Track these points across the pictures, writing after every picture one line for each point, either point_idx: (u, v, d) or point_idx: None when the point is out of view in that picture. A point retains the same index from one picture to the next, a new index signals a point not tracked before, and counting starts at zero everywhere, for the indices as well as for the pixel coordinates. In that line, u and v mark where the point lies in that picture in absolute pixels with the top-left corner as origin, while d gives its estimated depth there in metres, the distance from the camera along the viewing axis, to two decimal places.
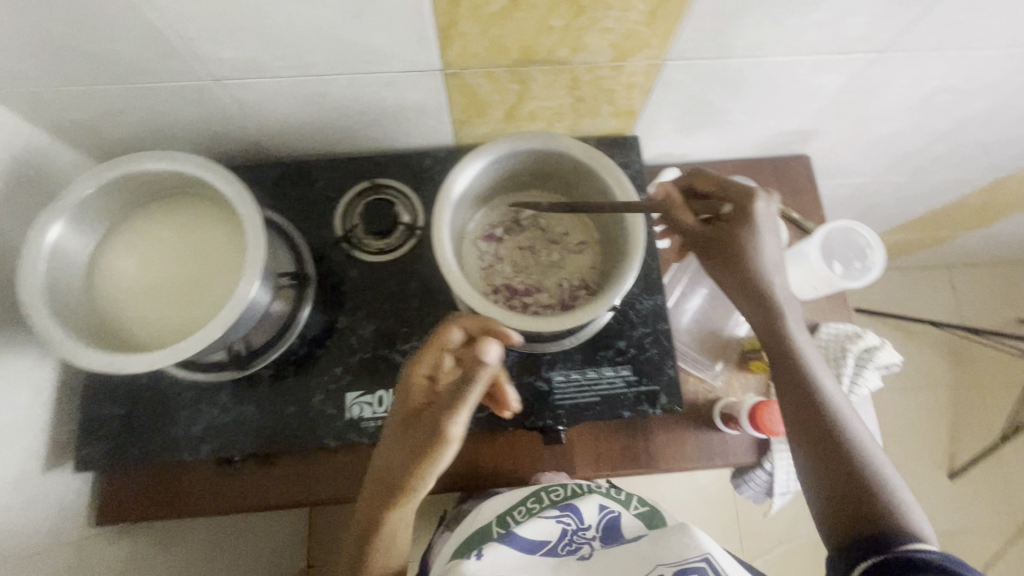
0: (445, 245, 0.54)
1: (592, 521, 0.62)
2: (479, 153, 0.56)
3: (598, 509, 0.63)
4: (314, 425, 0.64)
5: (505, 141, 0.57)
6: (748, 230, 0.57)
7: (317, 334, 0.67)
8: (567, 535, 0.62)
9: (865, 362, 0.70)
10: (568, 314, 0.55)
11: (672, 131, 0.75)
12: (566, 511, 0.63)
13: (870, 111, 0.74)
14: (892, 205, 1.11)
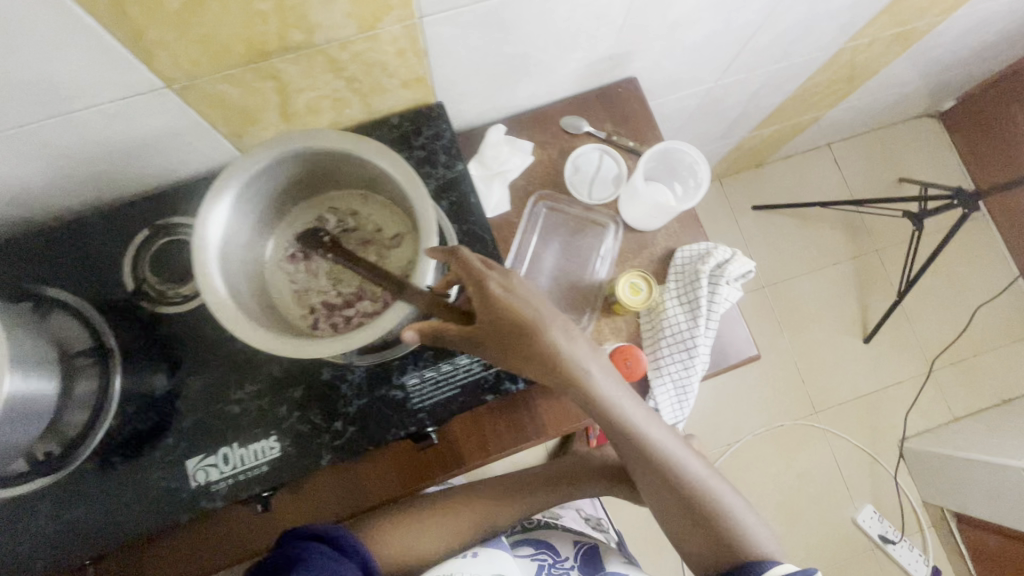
0: (216, 285, 0.48)
1: (569, 555, 0.82)
2: (228, 173, 0.49)
3: (574, 544, 0.84)
4: (160, 505, 0.58)
5: (258, 152, 0.50)
6: (502, 305, 0.50)
7: (138, 407, 0.60)
8: (543, 566, 0.80)
9: (724, 277, 0.69)
10: (372, 322, 0.50)
11: (478, 88, 0.69)
12: (543, 551, 0.83)
13: (673, 20, 0.70)
14: (746, 102, 1.10)
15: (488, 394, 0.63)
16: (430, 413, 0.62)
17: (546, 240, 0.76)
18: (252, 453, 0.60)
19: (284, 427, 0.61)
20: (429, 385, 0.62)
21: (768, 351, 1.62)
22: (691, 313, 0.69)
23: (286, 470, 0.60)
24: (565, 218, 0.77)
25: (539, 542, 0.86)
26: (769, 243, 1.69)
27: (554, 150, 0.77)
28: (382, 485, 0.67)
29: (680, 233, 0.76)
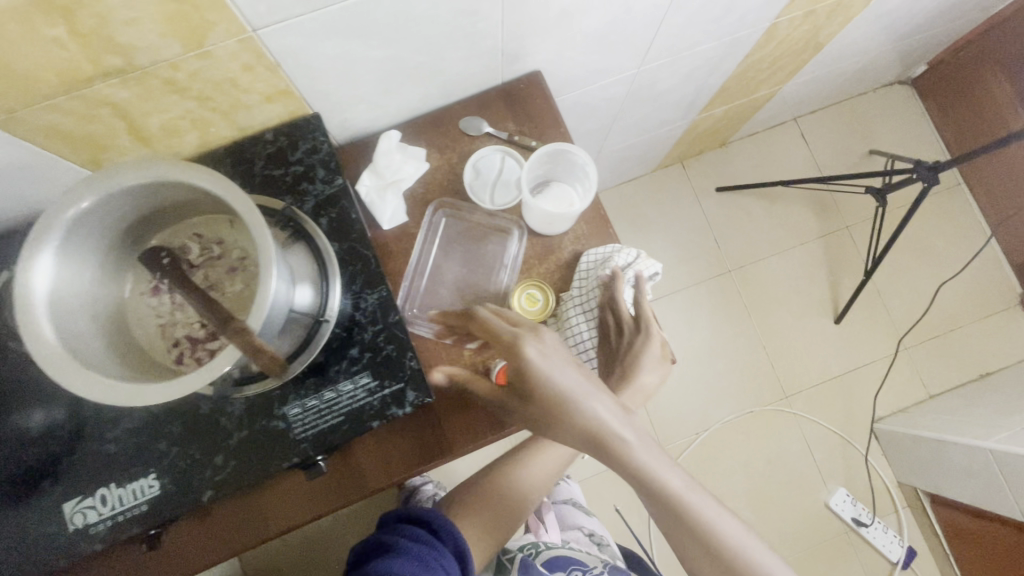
0: (42, 331, 0.45)
1: (597, 565, 0.86)
2: (50, 213, 0.46)
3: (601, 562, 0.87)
4: (37, 550, 0.57)
5: (84, 186, 0.47)
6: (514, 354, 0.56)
7: (12, 451, 0.58)
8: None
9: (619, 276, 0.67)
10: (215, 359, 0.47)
11: (358, 96, 0.66)
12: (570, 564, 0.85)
13: (562, 10, 0.65)
14: (683, 86, 1.05)
15: (375, 420, 0.60)
16: (314, 443, 0.59)
17: (446, 251, 0.73)
18: (130, 494, 0.58)
19: (163, 465, 0.58)
20: (313, 414, 0.60)
21: (736, 336, 1.58)
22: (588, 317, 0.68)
23: (166, 508, 0.58)
24: (468, 226, 0.74)
25: (568, 560, 0.86)
26: (734, 225, 1.64)
27: (453, 154, 0.74)
28: (285, 518, 0.64)
29: (588, 236, 0.72)
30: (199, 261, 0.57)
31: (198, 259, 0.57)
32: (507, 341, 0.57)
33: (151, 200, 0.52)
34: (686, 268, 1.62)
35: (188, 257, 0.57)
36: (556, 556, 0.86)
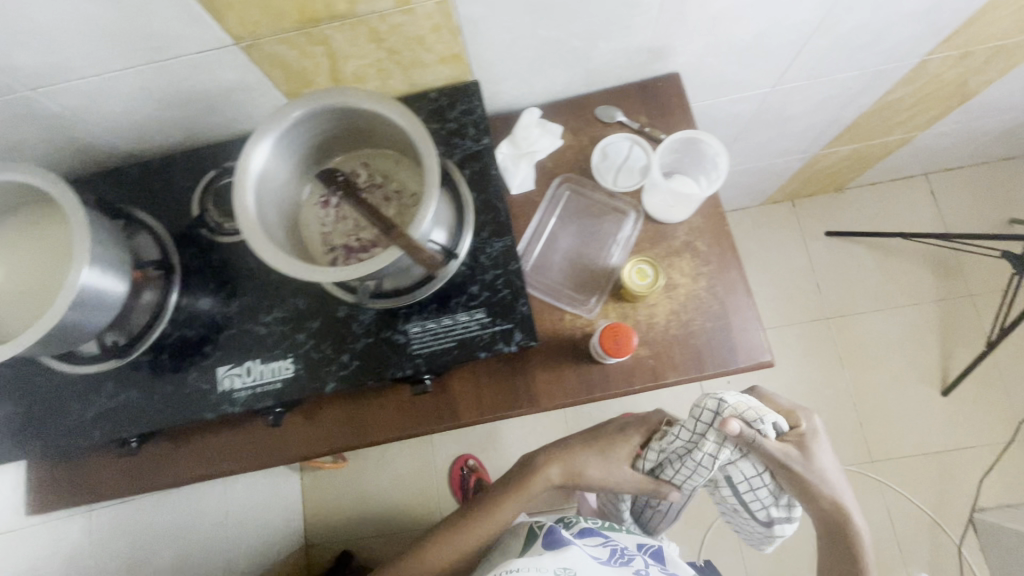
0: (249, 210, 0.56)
1: (636, 548, 0.82)
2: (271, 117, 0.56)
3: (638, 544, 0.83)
4: (190, 401, 0.68)
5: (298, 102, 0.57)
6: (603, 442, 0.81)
7: (187, 318, 0.70)
8: (614, 551, 0.79)
9: (699, 453, 0.71)
10: (372, 263, 0.55)
11: (514, 71, 0.74)
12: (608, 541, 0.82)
13: (713, 15, 0.70)
14: (813, 114, 1.05)
15: (482, 351, 0.66)
16: (426, 360, 0.66)
17: (565, 221, 0.79)
18: (270, 370, 0.68)
19: (299, 353, 0.68)
20: (429, 335, 0.67)
21: (825, 388, 1.50)
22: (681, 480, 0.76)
23: (295, 389, 0.67)
24: (589, 203, 0.79)
25: (598, 534, 0.84)
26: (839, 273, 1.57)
27: (585, 136, 0.80)
28: (383, 423, 0.72)
29: (702, 229, 0.76)
30: (365, 185, 0.67)
31: (365, 184, 0.67)
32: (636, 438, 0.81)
33: (338, 126, 0.62)
34: (781, 308, 1.57)
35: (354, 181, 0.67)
36: (587, 530, 0.85)
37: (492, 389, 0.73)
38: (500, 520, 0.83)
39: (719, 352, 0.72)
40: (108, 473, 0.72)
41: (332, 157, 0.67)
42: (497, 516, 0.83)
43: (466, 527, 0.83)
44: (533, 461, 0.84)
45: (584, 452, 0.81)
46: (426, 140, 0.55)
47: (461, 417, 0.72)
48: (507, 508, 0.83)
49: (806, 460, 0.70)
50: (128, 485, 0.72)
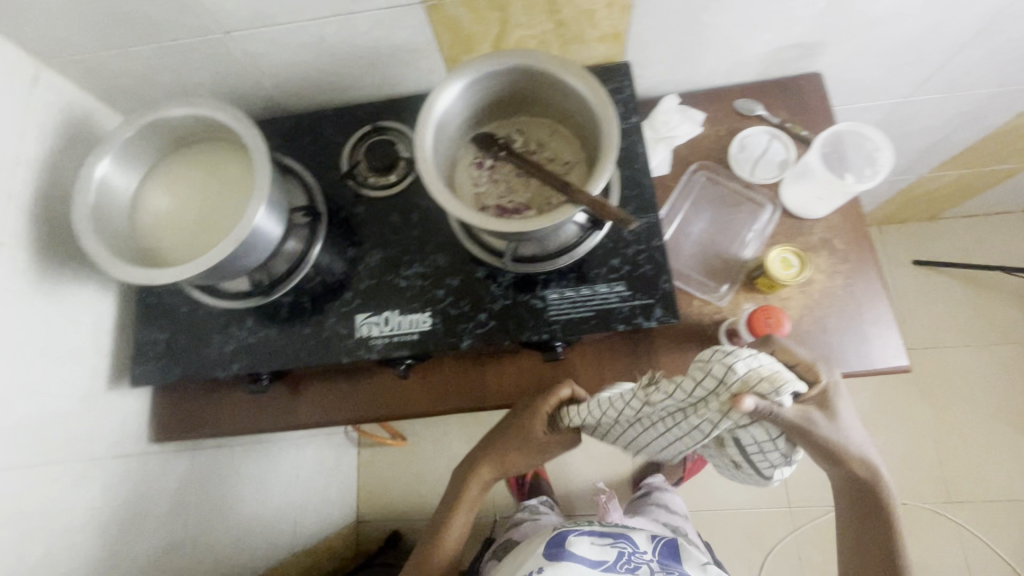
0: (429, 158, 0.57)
1: (647, 548, 0.82)
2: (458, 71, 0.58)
3: (649, 542, 0.84)
4: (327, 344, 0.70)
5: (482, 60, 0.59)
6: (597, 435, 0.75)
7: (328, 265, 0.72)
8: (625, 555, 0.80)
9: (698, 411, 0.58)
10: (543, 218, 0.56)
11: (664, 55, 0.75)
12: (621, 540, 0.83)
13: (877, 13, 0.70)
14: (933, 131, 1.04)
15: (621, 323, 0.66)
16: (563, 326, 0.67)
17: (697, 209, 0.79)
18: (408, 322, 0.69)
19: (436, 308, 0.69)
20: (568, 302, 0.67)
21: (904, 420, 1.44)
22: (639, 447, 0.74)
23: (430, 343, 0.68)
24: (723, 193, 0.79)
25: (614, 534, 0.84)
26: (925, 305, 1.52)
27: (722, 127, 0.80)
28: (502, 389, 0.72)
29: (841, 227, 0.75)
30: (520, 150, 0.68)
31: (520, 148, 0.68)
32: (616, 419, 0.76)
33: (508, 89, 0.64)
34: None
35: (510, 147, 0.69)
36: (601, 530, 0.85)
37: (614, 367, 0.72)
38: (466, 514, 0.80)
39: (854, 352, 0.70)
40: (240, 407, 0.75)
41: (490, 120, 0.69)
42: (470, 497, 0.80)
43: (438, 535, 0.79)
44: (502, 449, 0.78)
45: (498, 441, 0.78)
46: (610, 104, 0.56)
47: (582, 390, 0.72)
48: (464, 512, 0.80)
49: (831, 425, 0.58)
50: (257, 421, 0.74)
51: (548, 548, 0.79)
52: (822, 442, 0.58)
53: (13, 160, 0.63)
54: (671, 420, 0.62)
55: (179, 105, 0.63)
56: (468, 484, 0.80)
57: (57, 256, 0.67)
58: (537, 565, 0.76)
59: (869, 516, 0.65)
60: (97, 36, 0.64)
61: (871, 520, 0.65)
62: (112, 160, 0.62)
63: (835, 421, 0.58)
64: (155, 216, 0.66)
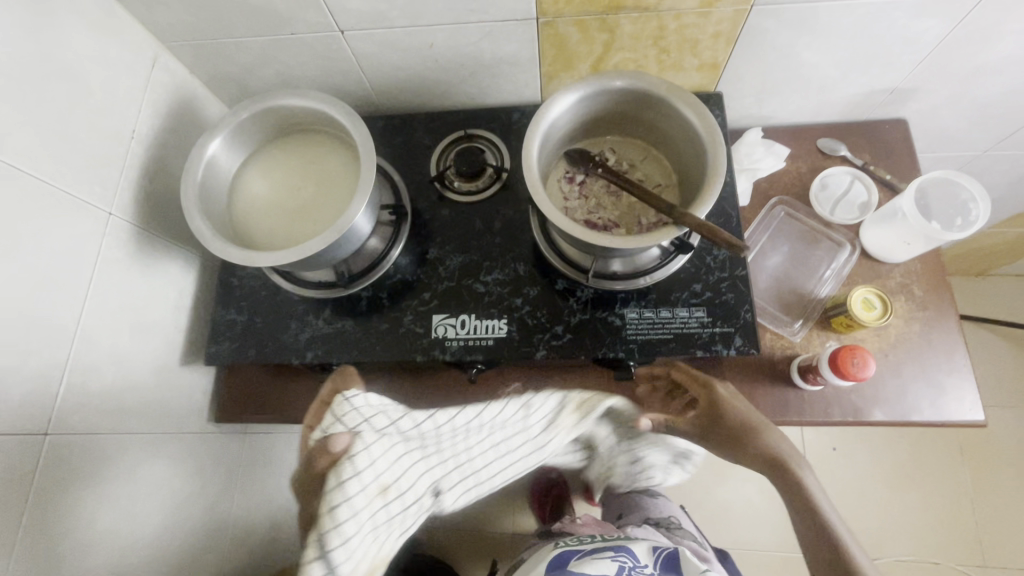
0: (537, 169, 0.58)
1: (647, 562, 0.78)
2: (571, 87, 0.59)
3: (650, 554, 0.80)
4: (402, 341, 0.70)
5: (594, 79, 0.60)
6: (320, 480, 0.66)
7: (409, 264, 0.74)
8: (623, 568, 0.76)
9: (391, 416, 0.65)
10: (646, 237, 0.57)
11: (756, 89, 0.76)
12: (620, 553, 0.79)
13: (976, 67, 0.70)
14: (1004, 187, 1.03)
15: (699, 349, 0.66)
16: (640, 347, 0.67)
17: (775, 243, 0.79)
18: (484, 327, 0.70)
19: (513, 316, 0.70)
20: (646, 323, 0.68)
21: (943, 477, 1.40)
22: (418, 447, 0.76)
23: (505, 350, 0.68)
24: (802, 229, 0.79)
25: (612, 549, 0.81)
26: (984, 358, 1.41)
27: (804, 164, 0.81)
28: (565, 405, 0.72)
29: (920, 274, 0.74)
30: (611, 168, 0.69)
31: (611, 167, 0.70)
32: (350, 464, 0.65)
33: (610, 109, 0.65)
34: None
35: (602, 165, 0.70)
36: (600, 545, 0.83)
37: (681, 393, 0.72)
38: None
39: (929, 402, 0.69)
40: (304, 395, 0.75)
41: (584, 136, 0.71)
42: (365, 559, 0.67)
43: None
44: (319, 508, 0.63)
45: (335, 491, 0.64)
46: (719, 132, 0.58)
47: None
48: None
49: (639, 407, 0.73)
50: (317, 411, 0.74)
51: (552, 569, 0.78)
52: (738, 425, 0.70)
53: (129, 135, 0.65)
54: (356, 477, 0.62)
55: (292, 96, 0.65)
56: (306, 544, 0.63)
57: (154, 231, 0.69)
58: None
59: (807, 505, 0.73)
60: (220, 24, 0.67)
61: (795, 495, 0.74)
62: (221, 142, 0.64)
63: (649, 403, 0.73)
64: (253, 201, 0.68)
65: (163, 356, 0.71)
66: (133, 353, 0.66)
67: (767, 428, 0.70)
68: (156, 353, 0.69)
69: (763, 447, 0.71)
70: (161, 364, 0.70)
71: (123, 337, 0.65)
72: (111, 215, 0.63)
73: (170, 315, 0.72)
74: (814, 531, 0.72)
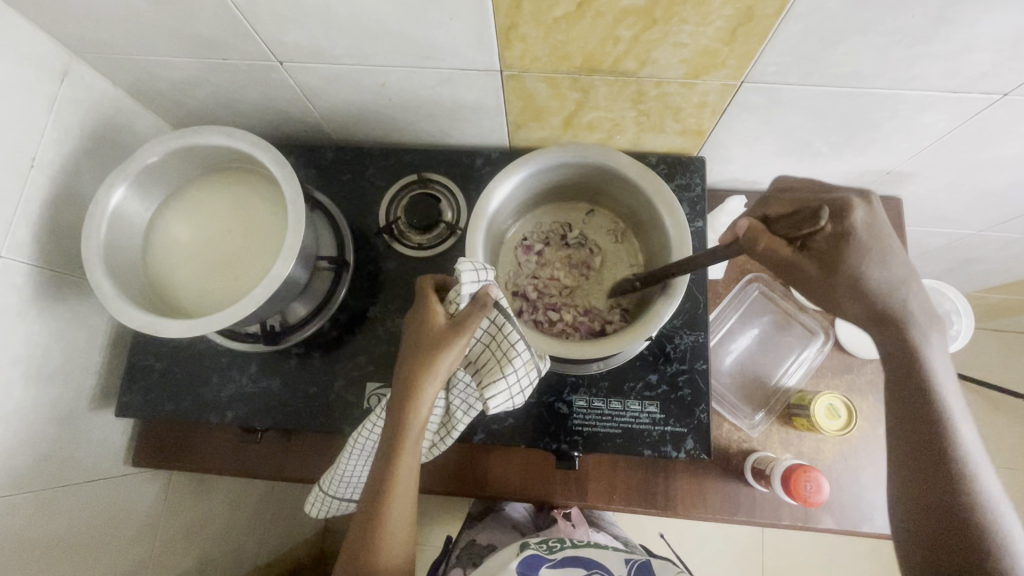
0: (478, 249, 0.55)
1: (620, 572, 0.57)
2: (524, 163, 0.56)
3: (623, 561, 0.58)
4: (333, 409, 0.66)
5: (552, 153, 0.57)
6: (436, 360, 0.50)
7: (347, 320, 0.68)
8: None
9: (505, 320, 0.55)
10: (601, 342, 0.54)
11: (742, 157, 0.69)
12: (592, 569, 0.58)
13: (982, 160, 0.64)
14: (995, 259, 0.97)
15: (647, 448, 0.61)
16: (585, 440, 0.62)
17: (744, 324, 0.75)
18: None
19: None
20: (594, 415, 0.63)
21: None
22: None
23: None
24: (776, 313, 0.74)
25: (585, 560, 0.59)
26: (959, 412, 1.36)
27: None
28: (501, 489, 0.67)
29: None
30: (573, 242, 0.66)
31: (573, 240, 0.66)
32: (444, 338, 0.50)
33: (574, 179, 0.62)
34: None
35: (565, 237, 0.66)
36: (573, 556, 0.59)
37: (625, 481, 0.67)
38: (414, 470, 0.52)
39: (884, 513, 0.65)
40: (226, 451, 0.70)
41: (548, 203, 0.67)
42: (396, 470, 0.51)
43: (386, 484, 0.51)
44: (405, 389, 0.51)
45: (418, 375, 0.50)
46: (685, 228, 0.55)
47: (587, 499, 0.66)
48: (410, 467, 0.52)
49: (589, 478, 0.67)
50: (241, 470, 0.69)
51: (520, 566, 0.57)
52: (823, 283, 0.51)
53: (28, 164, 0.57)
54: (501, 351, 0.54)
55: (219, 135, 0.58)
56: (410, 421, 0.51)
57: (61, 270, 0.62)
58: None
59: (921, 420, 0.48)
60: (138, 41, 0.58)
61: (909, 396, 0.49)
62: (131, 183, 0.57)
63: (591, 475, 0.67)
64: (172, 246, 0.61)
65: (68, 404, 0.65)
66: (29, 405, 0.60)
67: (857, 274, 0.50)
68: (60, 402, 0.63)
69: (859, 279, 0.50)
70: (66, 413, 0.64)
71: (16, 390, 0.58)
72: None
73: (79, 359, 0.66)
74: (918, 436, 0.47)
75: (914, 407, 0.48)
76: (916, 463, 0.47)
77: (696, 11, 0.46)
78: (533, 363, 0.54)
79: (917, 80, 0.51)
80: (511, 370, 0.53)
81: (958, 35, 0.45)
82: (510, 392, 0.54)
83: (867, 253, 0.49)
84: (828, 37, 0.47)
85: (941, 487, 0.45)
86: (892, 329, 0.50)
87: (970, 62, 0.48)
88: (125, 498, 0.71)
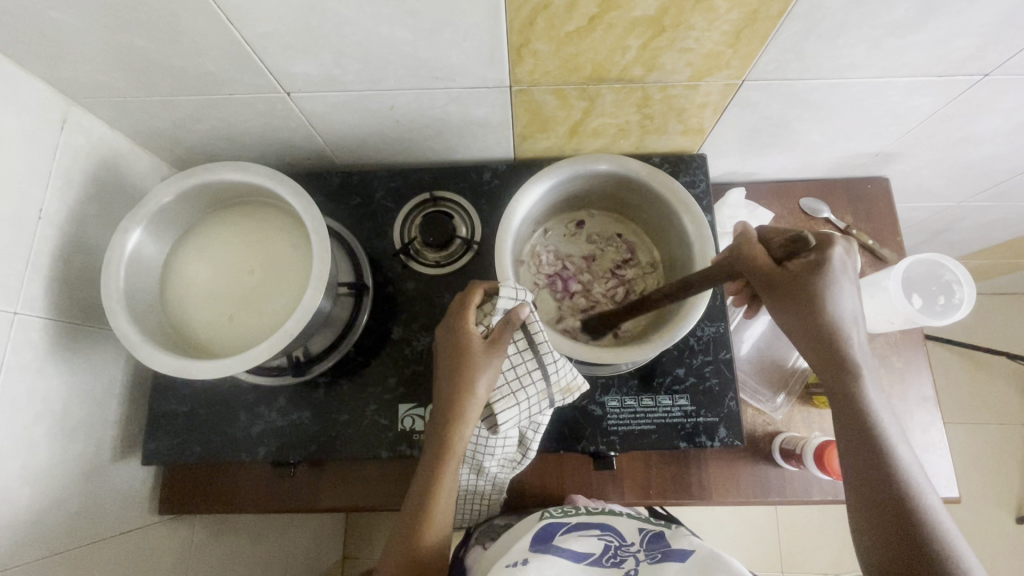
0: (508, 264, 0.56)
1: (634, 539, 0.52)
2: (542, 177, 0.58)
3: (638, 529, 0.53)
4: (368, 435, 0.65)
5: (567, 164, 0.59)
6: (477, 373, 0.53)
7: (372, 343, 0.68)
8: (609, 550, 0.51)
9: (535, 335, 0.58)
10: (635, 347, 0.56)
11: (740, 151, 0.72)
12: (604, 530, 0.53)
13: (964, 136, 0.68)
14: (973, 227, 1.02)
15: (683, 441, 0.63)
16: (622, 439, 0.63)
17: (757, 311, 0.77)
18: None
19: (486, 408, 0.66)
20: (628, 413, 0.64)
21: None
22: (494, 481, 0.63)
23: None
24: None
25: (596, 525, 0.54)
26: (949, 374, 1.41)
27: (787, 225, 0.78)
28: (542, 497, 0.68)
29: (899, 345, 0.73)
30: (598, 241, 0.68)
31: (598, 239, 0.68)
32: (483, 354, 0.53)
33: (589, 186, 0.64)
34: None
35: (590, 237, 0.68)
36: (588, 522, 0.54)
37: (661, 474, 0.68)
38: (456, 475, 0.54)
39: None
40: (259, 487, 0.69)
41: (563, 211, 0.69)
42: (443, 475, 0.53)
43: (429, 494, 0.52)
44: (449, 394, 0.53)
45: (461, 381, 0.53)
46: (707, 225, 0.57)
47: (626, 497, 0.67)
48: (450, 478, 0.53)
49: (625, 474, 0.68)
50: (276, 504, 0.69)
51: (533, 541, 0.50)
52: (810, 295, 0.49)
53: (35, 217, 0.56)
54: (518, 382, 0.56)
55: (234, 170, 0.58)
56: (451, 435, 0.53)
57: (76, 322, 0.60)
58: (523, 555, 0.48)
59: (881, 476, 0.47)
60: (141, 83, 0.58)
61: (855, 415, 0.49)
62: (145, 225, 0.57)
63: (627, 472, 0.68)
64: (190, 285, 0.60)
65: (93, 458, 0.63)
66: (54, 465, 0.58)
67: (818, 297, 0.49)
68: (86, 457, 0.62)
69: (818, 295, 0.49)
70: (93, 468, 0.62)
71: (40, 449, 0.56)
72: (15, 315, 0.54)
73: (100, 411, 0.64)
74: (872, 467, 0.47)
75: (857, 418, 0.49)
76: (871, 474, 0.47)
77: (702, 17, 0.48)
78: (545, 393, 0.57)
79: (907, 67, 0.54)
80: (523, 396, 0.57)
81: (945, 24, 0.48)
82: (521, 415, 0.57)
83: (830, 287, 0.49)
84: (825, 33, 0.49)
85: (893, 494, 0.46)
86: (828, 353, 0.50)
87: (956, 47, 0.51)
88: (158, 549, 0.69)
